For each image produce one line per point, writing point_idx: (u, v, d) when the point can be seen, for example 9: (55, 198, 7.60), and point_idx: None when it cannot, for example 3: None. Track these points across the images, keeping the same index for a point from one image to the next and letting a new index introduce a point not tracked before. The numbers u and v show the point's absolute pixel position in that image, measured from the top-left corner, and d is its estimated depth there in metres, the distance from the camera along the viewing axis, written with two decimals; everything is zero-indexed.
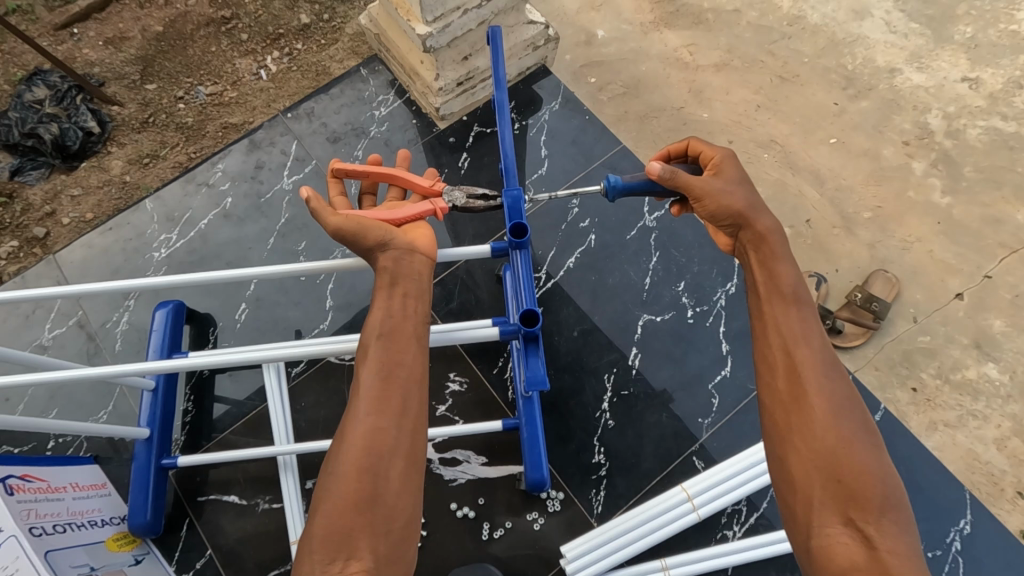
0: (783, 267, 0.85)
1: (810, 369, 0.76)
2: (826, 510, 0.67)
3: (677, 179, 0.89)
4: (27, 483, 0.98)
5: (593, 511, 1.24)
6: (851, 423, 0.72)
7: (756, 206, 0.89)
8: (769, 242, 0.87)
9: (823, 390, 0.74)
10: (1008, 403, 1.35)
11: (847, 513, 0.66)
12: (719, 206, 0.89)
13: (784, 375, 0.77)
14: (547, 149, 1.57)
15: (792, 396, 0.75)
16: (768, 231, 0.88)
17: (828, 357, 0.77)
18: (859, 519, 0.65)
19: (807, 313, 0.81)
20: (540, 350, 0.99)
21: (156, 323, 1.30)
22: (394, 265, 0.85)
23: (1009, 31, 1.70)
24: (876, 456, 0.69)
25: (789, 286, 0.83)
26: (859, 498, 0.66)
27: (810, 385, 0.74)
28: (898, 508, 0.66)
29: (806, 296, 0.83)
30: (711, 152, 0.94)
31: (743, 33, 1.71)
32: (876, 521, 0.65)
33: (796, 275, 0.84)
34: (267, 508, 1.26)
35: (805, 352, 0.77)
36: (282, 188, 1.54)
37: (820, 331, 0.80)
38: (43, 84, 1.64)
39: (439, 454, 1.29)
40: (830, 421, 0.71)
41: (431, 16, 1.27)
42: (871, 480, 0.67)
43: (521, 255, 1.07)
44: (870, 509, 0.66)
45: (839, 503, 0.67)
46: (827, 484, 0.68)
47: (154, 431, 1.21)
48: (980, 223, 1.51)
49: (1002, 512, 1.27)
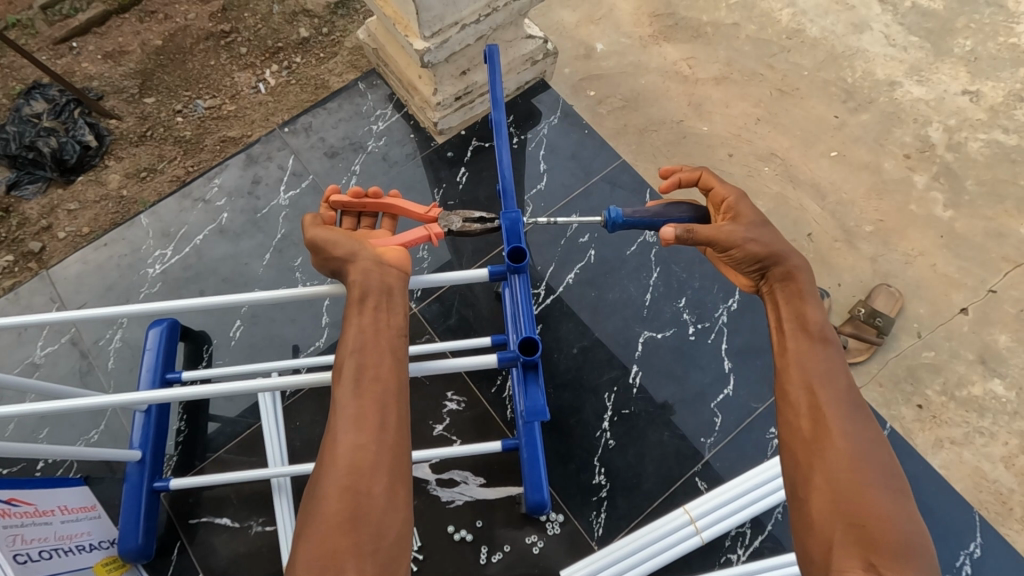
0: (811, 308, 0.85)
1: (833, 410, 0.76)
2: (844, 554, 0.65)
3: (697, 235, 0.86)
4: (14, 508, 0.96)
5: (593, 534, 1.21)
6: (873, 465, 0.71)
7: (784, 246, 0.87)
8: (797, 281, 0.87)
9: (848, 433, 0.73)
10: (1015, 421, 1.33)
11: (865, 558, 0.64)
12: (746, 254, 0.86)
13: (808, 416, 0.77)
14: (546, 163, 1.56)
15: (814, 434, 0.75)
16: (797, 271, 0.87)
17: (854, 401, 0.77)
18: (878, 564, 0.63)
19: (834, 352, 0.82)
20: (539, 379, 1.00)
21: (150, 342, 1.28)
22: (363, 279, 0.82)
23: (1009, 44, 1.69)
24: (898, 504, 0.68)
25: (816, 326, 0.83)
26: (877, 542, 0.64)
27: (835, 426, 0.74)
28: (920, 557, 0.64)
29: (833, 337, 0.83)
30: (724, 192, 0.92)
31: (741, 46, 1.70)
32: (897, 567, 0.62)
33: (826, 317, 0.84)
34: (260, 531, 1.24)
35: (828, 392, 0.77)
36: (279, 203, 1.53)
37: (847, 374, 0.80)
38: (42, 97, 1.63)
39: (435, 475, 1.27)
40: (852, 462, 0.71)
41: (429, 31, 1.26)
42: (893, 525, 0.65)
43: (520, 279, 1.07)
44: (889, 554, 0.63)
45: (859, 546, 0.65)
46: (847, 527, 0.66)
47: (146, 452, 1.19)
48: (983, 237, 1.49)
49: (1011, 532, 1.24)
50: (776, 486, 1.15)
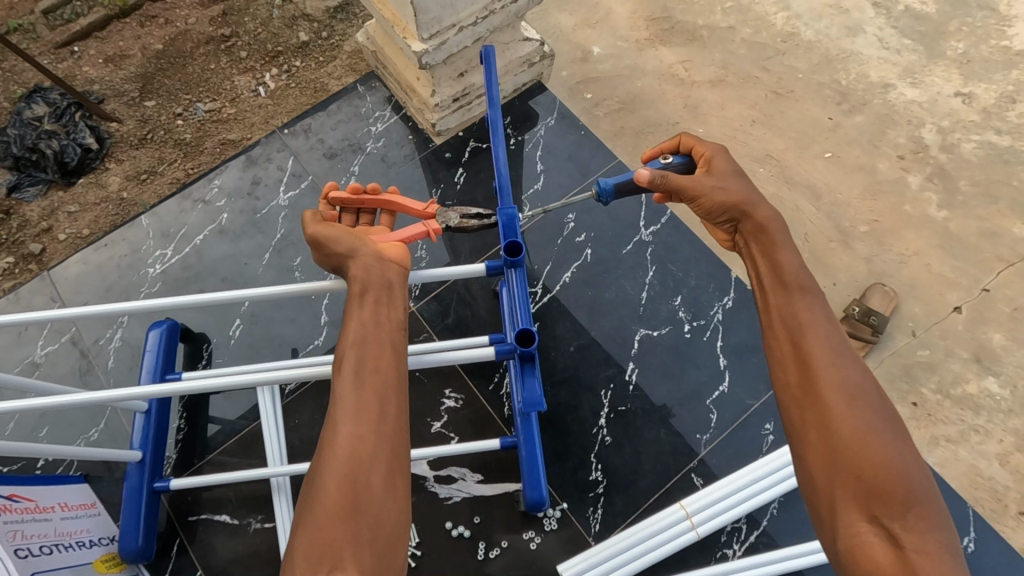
0: (784, 255, 0.86)
1: (819, 360, 0.75)
2: (850, 511, 0.65)
3: (669, 181, 0.95)
4: (15, 503, 0.97)
5: (590, 530, 1.22)
6: (869, 414, 0.70)
7: (753, 197, 0.92)
8: (768, 232, 0.89)
9: (835, 383, 0.73)
10: (1010, 418, 1.34)
11: (870, 511, 0.64)
12: (717, 202, 0.92)
13: (795, 369, 0.76)
14: (543, 163, 1.58)
15: (803, 389, 0.74)
16: (767, 220, 0.90)
17: (838, 346, 0.76)
18: (884, 518, 0.63)
19: (817, 301, 0.81)
20: (536, 370, 0.99)
21: (150, 343, 1.29)
22: (363, 274, 0.84)
23: (1001, 46, 1.71)
24: (897, 449, 0.67)
25: (790, 273, 0.84)
26: (880, 493, 0.64)
27: (824, 380, 0.73)
28: (925, 503, 0.63)
29: (811, 282, 0.83)
30: (702, 148, 1.00)
31: (737, 49, 1.72)
32: (902, 518, 0.62)
33: (802, 266, 0.85)
34: (259, 528, 1.24)
35: (813, 340, 0.77)
36: (278, 204, 1.54)
37: (831, 321, 0.79)
38: (43, 101, 1.65)
39: (433, 472, 1.27)
40: (846, 413, 0.70)
41: (427, 33, 1.28)
42: (893, 473, 0.65)
43: (516, 272, 1.08)
44: (895, 507, 0.63)
45: (862, 501, 0.65)
46: (847, 481, 0.66)
47: (146, 454, 1.20)
48: (977, 236, 1.50)
49: (1007, 529, 1.25)
50: (772, 481, 1.15)
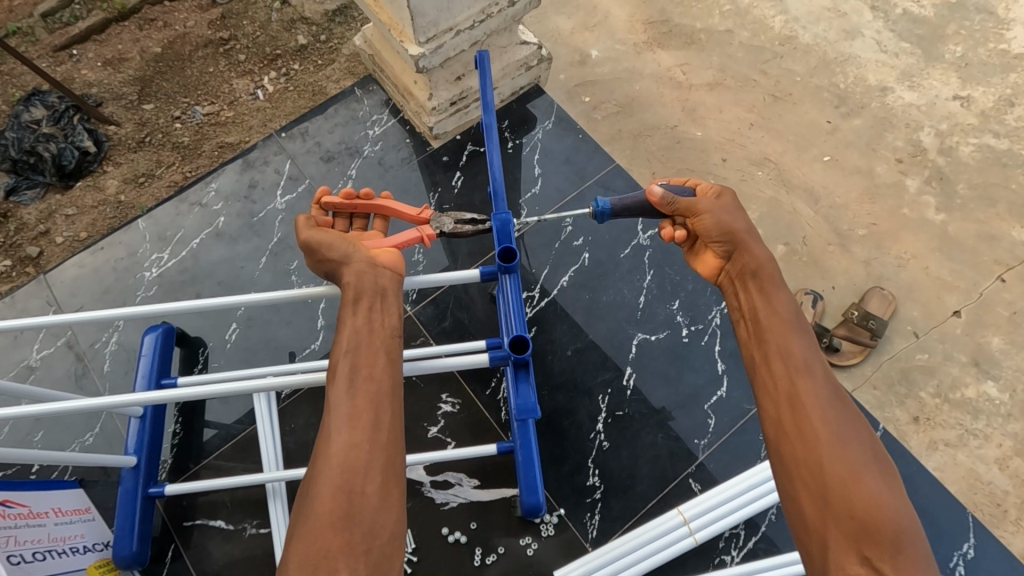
0: (779, 296, 0.88)
1: (811, 401, 0.77)
2: (840, 549, 0.66)
3: (676, 203, 0.95)
4: (7, 510, 0.96)
5: (587, 536, 1.22)
6: (861, 456, 0.72)
7: (751, 236, 0.93)
8: (762, 270, 0.90)
9: (827, 425, 0.75)
10: (1009, 423, 1.33)
11: (861, 551, 0.65)
12: (715, 227, 0.93)
13: (787, 409, 0.78)
14: (540, 167, 1.58)
15: (797, 428, 0.76)
16: (759, 260, 0.91)
17: (831, 387, 0.79)
18: (873, 557, 0.64)
19: (810, 345, 0.83)
20: (530, 377, 1.04)
21: (146, 348, 1.29)
22: (357, 280, 0.83)
23: (999, 50, 1.71)
24: (887, 490, 0.69)
25: (785, 315, 0.86)
26: (871, 533, 0.65)
27: (816, 420, 0.75)
28: (914, 543, 0.64)
29: (803, 324, 0.86)
30: (712, 176, 1.00)
31: (735, 53, 1.72)
32: (892, 558, 0.63)
33: (795, 308, 0.87)
34: (255, 533, 1.23)
35: (805, 382, 0.79)
36: (275, 207, 1.54)
37: (824, 366, 0.81)
38: (41, 104, 1.65)
39: (429, 476, 1.27)
40: (837, 452, 0.72)
41: (424, 37, 1.28)
42: (883, 512, 0.66)
43: (510, 279, 1.09)
44: (884, 546, 0.64)
45: (853, 540, 0.66)
46: (839, 522, 0.67)
47: (141, 459, 1.19)
48: (975, 240, 1.50)
49: (1006, 534, 1.24)
50: (770, 487, 1.15)
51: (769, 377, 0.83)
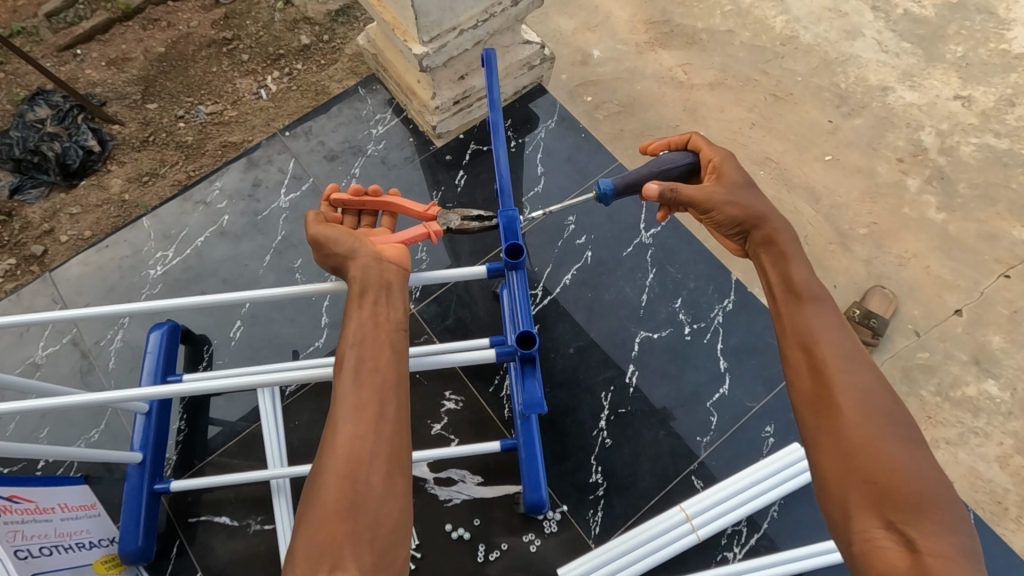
0: (795, 266, 0.87)
1: (833, 368, 0.76)
2: (864, 514, 0.65)
3: (681, 192, 0.93)
4: (14, 504, 0.97)
5: (590, 532, 1.22)
6: (883, 421, 0.71)
7: (762, 206, 0.92)
8: (778, 242, 0.90)
9: (849, 391, 0.74)
10: (1009, 421, 1.34)
11: (884, 516, 0.64)
12: (728, 215, 0.92)
13: (809, 377, 0.78)
14: (543, 166, 1.58)
15: (818, 396, 0.75)
16: (776, 230, 0.91)
17: (852, 353, 0.78)
18: (898, 521, 0.63)
19: (828, 312, 0.82)
20: (536, 372, 1.00)
21: (151, 345, 1.29)
22: (362, 275, 0.84)
23: (1000, 50, 1.71)
24: (911, 455, 0.68)
25: (802, 284, 0.85)
26: (894, 498, 0.64)
27: (837, 387, 0.74)
28: (938, 507, 0.64)
29: (822, 291, 0.85)
30: (710, 152, 0.98)
31: (736, 53, 1.73)
32: (916, 523, 0.63)
33: (812, 275, 0.86)
34: (259, 529, 1.24)
35: (827, 350, 0.78)
36: (279, 205, 1.54)
37: (844, 332, 0.80)
38: (46, 103, 1.66)
39: (432, 474, 1.28)
40: (858, 418, 0.71)
41: (427, 36, 1.29)
42: (906, 477, 0.66)
43: (517, 275, 1.08)
44: (908, 510, 0.64)
45: (876, 506, 0.65)
46: (860, 488, 0.67)
47: (147, 455, 1.20)
48: (976, 239, 1.51)
49: (1008, 532, 1.25)
50: (771, 483, 1.16)
51: (789, 347, 0.82)
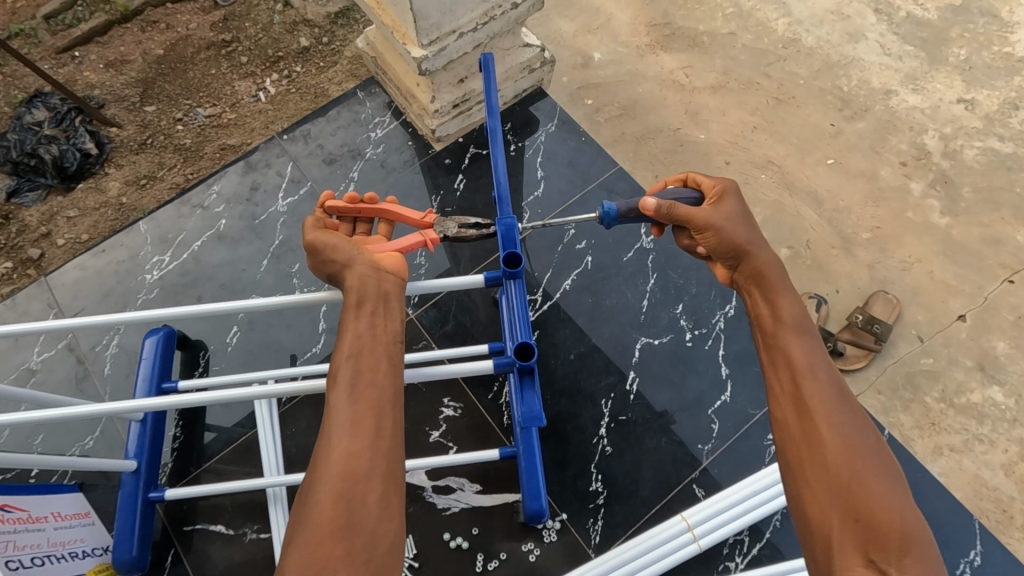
0: (783, 300, 0.87)
1: (819, 403, 0.75)
2: (845, 551, 0.64)
3: (675, 212, 0.93)
4: (6, 514, 0.96)
5: (590, 541, 1.21)
6: (867, 458, 0.70)
7: (756, 240, 0.92)
8: (767, 276, 0.90)
9: (835, 426, 0.73)
10: (1014, 428, 1.32)
11: (867, 555, 0.62)
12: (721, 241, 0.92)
13: (794, 410, 0.77)
14: (543, 170, 1.57)
15: (803, 429, 0.74)
16: (766, 265, 0.91)
17: (839, 389, 0.77)
18: (880, 561, 0.61)
19: (815, 345, 0.82)
20: (536, 384, 1.00)
21: (147, 351, 1.28)
22: (360, 285, 0.83)
23: (1003, 53, 1.70)
24: (894, 494, 0.67)
25: (792, 317, 0.85)
26: (878, 537, 0.63)
27: (822, 421, 0.73)
28: (921, 549, 0.62)
29: (809, 325, 0.85)
30: (712, 182, 0.98)
31: (738, 55, 1.72)
32: (898, 563, 0.61)
33: (799, 308, 0.86)
34: (255, 538, 1.23)
35: (813, 385, 0.77)
36: (277, 209, 1.53)
37: (831, 368, 0.80)
38: (43, 106, 1.65)
39: (431, 481, 1.26)
40: (843, 453, 0.70)
41: (427, 39, 1.28)
42: (890, 516, 0.64)
43: (515, 284, 1.08)
44: (891, 550, 0.62)
45: (860, 543, 0.63)
46: (845, 523, 0.65)
47: (142, 463, 1.18)
48: (980, 243, 1.49)
49: (1012, 541, 1.23)
50: (776, 492, 1.14)
51: (776, 379, 0.81)
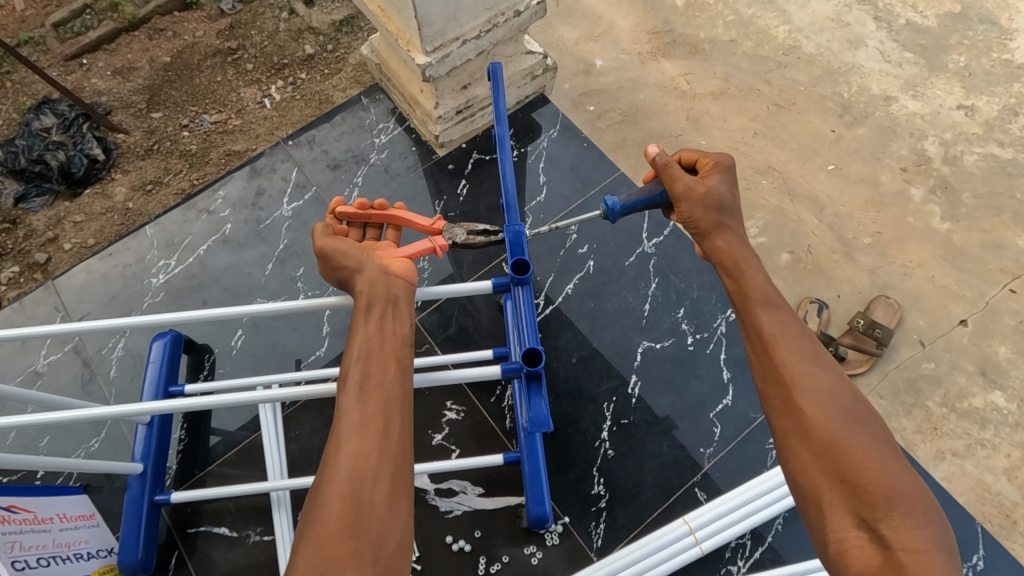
0: (750, 271, 0.88)
1: (793, 370, 0.76)
2: (838, 514, 0.65)
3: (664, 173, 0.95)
4: (12, 514, 0.97)
5: (592, 545, 1.21)
6: (844, 420, 0.71)
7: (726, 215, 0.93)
8: (733, 249, 0.91)
9: (810, 391, 0.74)
10: (1017, 433, 1.32)
11: (856, 514, 0.65)
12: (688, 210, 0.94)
13: (771, 379, 0.78)
14: (546, 175, 1.58)
15: (780, 398, 0.75)
16: (732, 239, 0.92)
17: (811, 353, 0.79)
18: (870, 518, 0.64)
19: (784, 314, 0.83)
20: (543, 390, 1.00)
21: (154, 355, 1.29)
22: (369, 289, 0.84)
23: (1003, 60, 1.71)
24: (875, 450, 0.69)
25: (758, 288, 0.86)
26: (864, 495, 0.65)
27: (798, 387, 0.75)
28: (909, 502, 0.64)
29: (777, 295, 0.86)
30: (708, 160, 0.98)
31: (738, 62, 1.73)
32: (887, 518, 0.63)
33: (764, 279, 0.87)
34: (259, 540, 1.23)
35: (786, 351, 0.78)
36: (282, 214, 1.55)
37: (801, 332, 0.81)
38: (52, 112, 1.67)
39: (434, 484, 1.27)
40: (822, 417, 0.71)
41: (431, 46, 1.29)
42: (875, 474, 0.66)
43: (522, 290, 1.09)
44: (879, 506, 0.64)
45: (849, 505, 0.65)
46: (833, 487, 0.67)
47: (148, 466, 1.19)
48: (980, 249, 1.50)
49: (1016, 546, 1.23)
50: (778, 496, 1.14)
51: (750, 349, 0.83)
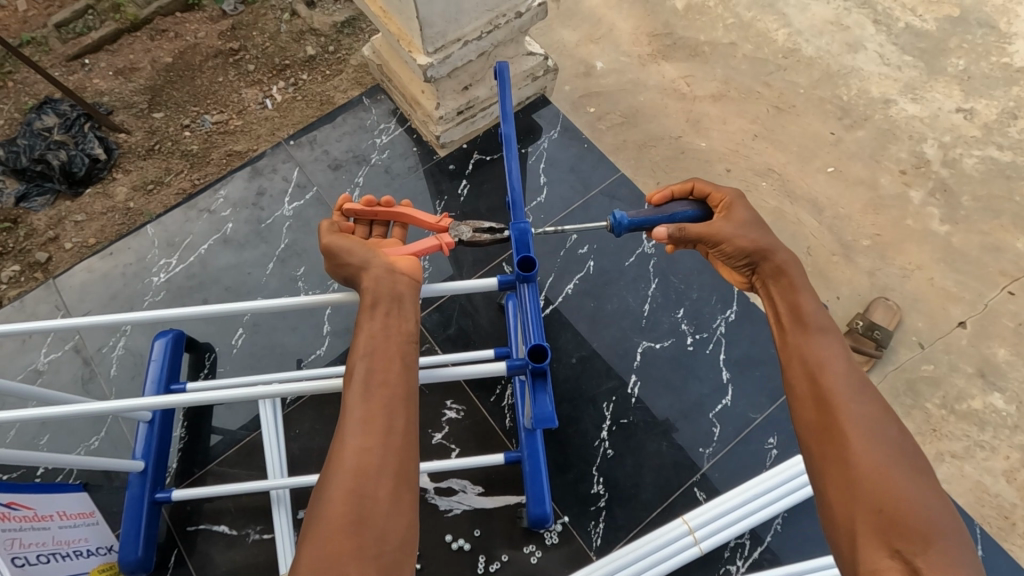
0: (804, 299, 0.88)
1: (839, 398, 0.76)
2: (871, 544, 0.64)
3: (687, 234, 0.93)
4: (12, 512, 0.97)
5: (591, 544, 1.21)
6: (884, 450, 0.70)
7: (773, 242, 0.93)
8: (787, 274, 0.91)
9: (853, 419, 0.74)
10: (1016, 434, 1.33)
11: (891, 545, 0.63)
12: (737, 247, 0.92)
13: (813, 405, 0.77)
14: (546, 176, 1.59)
15: (823, 424, 0.75)
16: (786, 263, 0.92)
17: (860, 384, 0.78)
18: (904, 551, 0.62)
19: (835, 344, 0.83)
20: (547, 387, 1.00)
21: (156, 353, 1.29)
22: (373, 286, 0.84)
23: (1001, 63, 1.72)
24: (914, 484, 0.67)
25: (811, 316, 0.86)
26: (900, 527, 0.64)
27: (841, 414, 0.74)
28: (946, 538, 0.63)
29: (830, 325, 0.85)
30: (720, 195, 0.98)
31: (737, 65, 1.74)
32: (923, 552, 0.62)
33: (819, 308, 0.87)
34: (258, 539, 1.23)
35: (830, 380, 0.78)
36: (282, 214, 1.55)
37: (849, 362, 0.80)
38: (53, 112, 1.68)
39: (433, 483, 1.27)
40: (864, 446, 0.71)
41: (432, 47, 1.30)
42: (912, 507, 0.65)
43: (528, 288, 1.09)
44: (915, 539, 0.63)
45: (882, 535, 0.64)
46: (867, 517, 0.66)
47: (149, 464, 1.19)
48: (979, 251, 1.50)
49: (1015, 547, 1.23)
50: (777, 495, 1.14)
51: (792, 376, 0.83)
